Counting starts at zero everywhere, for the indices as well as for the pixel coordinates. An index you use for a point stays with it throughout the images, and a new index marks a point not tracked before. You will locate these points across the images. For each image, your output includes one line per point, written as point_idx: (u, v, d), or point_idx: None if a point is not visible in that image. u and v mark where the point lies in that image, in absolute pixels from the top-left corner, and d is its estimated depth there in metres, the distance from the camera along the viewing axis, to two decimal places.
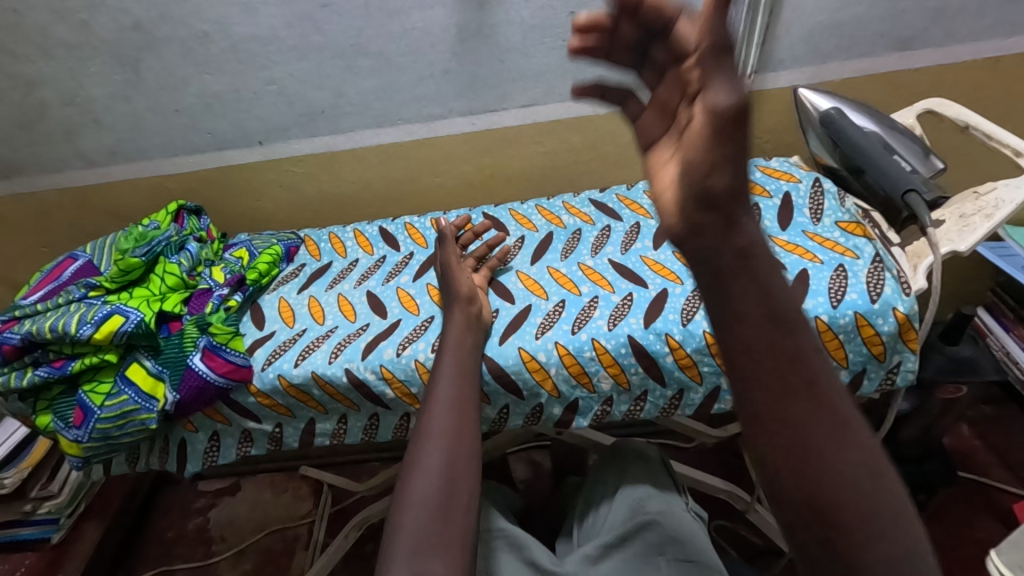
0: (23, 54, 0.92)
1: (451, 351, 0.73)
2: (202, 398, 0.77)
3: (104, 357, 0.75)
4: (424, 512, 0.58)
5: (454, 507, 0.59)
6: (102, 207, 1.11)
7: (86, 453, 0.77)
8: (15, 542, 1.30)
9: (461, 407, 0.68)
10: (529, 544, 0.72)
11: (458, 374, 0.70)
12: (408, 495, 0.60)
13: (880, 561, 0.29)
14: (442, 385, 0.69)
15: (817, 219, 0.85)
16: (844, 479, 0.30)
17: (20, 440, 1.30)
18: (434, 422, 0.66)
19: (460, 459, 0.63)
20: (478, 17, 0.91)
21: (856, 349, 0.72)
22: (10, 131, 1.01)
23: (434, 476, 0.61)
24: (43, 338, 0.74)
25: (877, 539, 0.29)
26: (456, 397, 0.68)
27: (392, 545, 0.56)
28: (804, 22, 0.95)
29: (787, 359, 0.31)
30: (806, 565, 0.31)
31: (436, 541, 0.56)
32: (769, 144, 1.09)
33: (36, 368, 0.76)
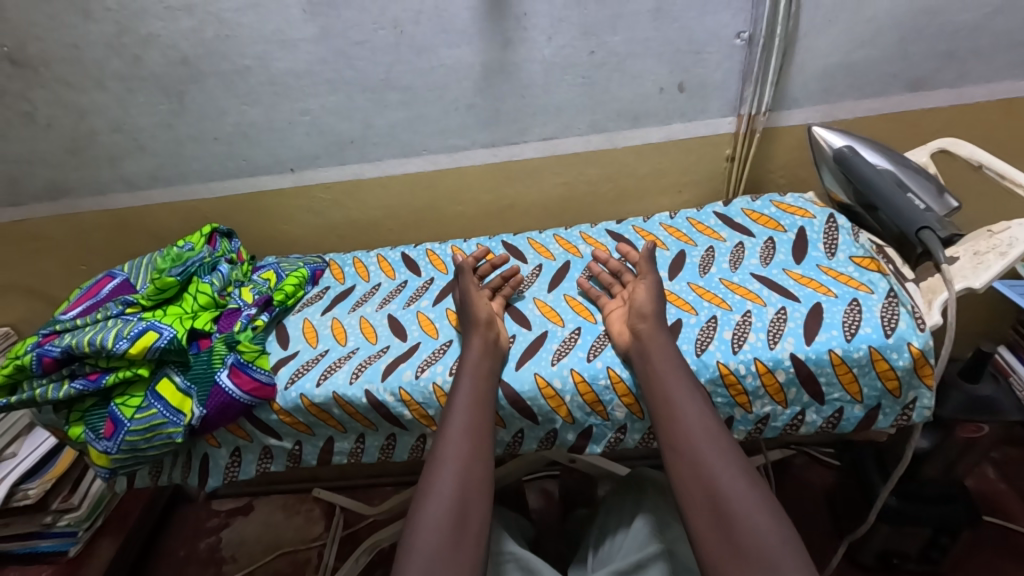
0: (79, 86, 0.99)
1: (468, 375, 0.74)
2: (227, 411, 0.79)
3: (136, 371, 0.79)
4: (437, 535, 0.60)
5: (465, 530, 0.61)
6: (140, 228, 1.17)
7: (113, 464, 0.79)
8: (35, 553, 1.33)
9: (476, 432, 0.70)
10: (540, 569, 0.72)
11: (474, 401, 0.72)
12: (420, 517, 0.61)
13: (745, 518, 0.57)
14: (457, 410, 0.71)
15: (831, 253, 0.86)
16: (714, 463, 0.62)
17: (45, 453, 1.33)
18: (449, 446, 0.68)
19: (473, 485, 0.65)
20: (502, 56, 0.95)
21: (871, 383, 0.73)
22: (60, 156, 1.08)
23: (448, 499, 0.63)
24: (83, 352, 0.77)
25: (740, 503, 0.58)
26: (471, 422, 0.70)
27: (404, 564, 0.58)
28: (818, 63, 0.97)
29: (669, 405, 0.68)
30: (702, 515, 0.60)
31: (447, 564, 0.58)
32: (783, 179, 1.11)
33: (71, 380, 0.79)
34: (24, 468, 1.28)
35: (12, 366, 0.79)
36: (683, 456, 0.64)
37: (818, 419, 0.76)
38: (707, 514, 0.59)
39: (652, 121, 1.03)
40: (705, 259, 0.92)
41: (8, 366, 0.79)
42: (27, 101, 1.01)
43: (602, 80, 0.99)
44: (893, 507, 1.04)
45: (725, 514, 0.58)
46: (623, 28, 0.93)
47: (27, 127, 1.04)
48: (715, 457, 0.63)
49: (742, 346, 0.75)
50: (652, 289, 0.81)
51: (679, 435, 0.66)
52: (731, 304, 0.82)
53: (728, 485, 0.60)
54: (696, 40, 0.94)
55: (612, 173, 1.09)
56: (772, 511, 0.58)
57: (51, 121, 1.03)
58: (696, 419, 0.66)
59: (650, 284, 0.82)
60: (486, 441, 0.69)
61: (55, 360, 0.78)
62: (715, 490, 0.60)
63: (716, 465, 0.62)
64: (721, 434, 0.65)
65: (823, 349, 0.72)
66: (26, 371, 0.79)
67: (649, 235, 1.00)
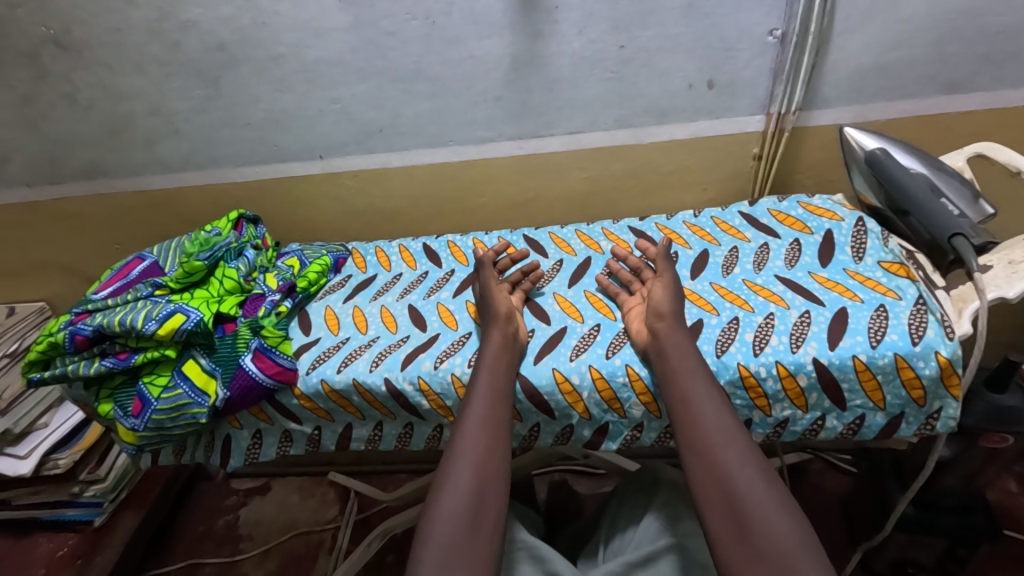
0: (119, 69, 1.01)
1: (487, 369, 0.75)
2: (250, 394, 0.81)
3: (164, 351, 0.81)
4: (454, 527, 0.60)
5: (481, 523, 0.61)
6: (172, 210, 1.20)
7: (139, 441, 0.82)
8: (62, 521, 1.38)
9: (493, 426, 0.70)
10: (551, 557, 0.73)
11: (492, 394, 0.72)
12: (437, 510, 0.62)
13: (760, 518, 0.57)
14: (476, 403, 0.71)
15: (858, 257, 0.85)
16: (730, 462, 0.62)
17: (76, 424, 1.35)
18: (466, 439, 0.68)
19: (489, 478, 0.65)
20: (532, 48, 0.95)
21: (895, 392, 0.71)
22: (99, 137, 1.10)
23: (465, 492, 0.63)
24: (113, 332, 0.79)
25: (754, 503, 0.58)
26: (488, 416, 0.70)
27: (420, 554, 0.59)
28: (851, 63, 0.95)
29: (686, 405, 0.68)
30: (717, 513, 0.60)
31: (463, 556, 0.58)
32: (811, 180, 1.09)
33: (101, 359, 0.81)
34: (55, 438, 1.31)
35: (46, 343, 0.81)
36: (700, 457, 0.64)
37: (839, 425, 0.75)
38: (724, 516, 0.59)
39: (679, 117, 1.02)
40: (729, 260, 0.91)
41: (41, 344, 0.82)
42: (69, 82, 1.03)
43: (631, 75, 0.97)
44: (910, 516, 1.03)
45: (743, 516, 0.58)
46: (654, 23, 0.92)
47: (69, 108, 1.06)
48: (731, 457, 0.62)
49: (763, 349, 0.74)
50: (671, 287, 0.81)
51: (695, 435, 0.66)
52: (754, 306, 0.81)
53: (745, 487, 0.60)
54: (726, 37, 0.93)
55: (637, 168, 1.08)
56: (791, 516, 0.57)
57: (91, 103, 1.05)
58: (712, 419, 0.66)
59: (668, 282, 0.82)
60: (503, 435, 0.70)
61: (87, 339, 0.80)
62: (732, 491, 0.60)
63: (732, 465, 0.62)
64: (737, 433, 0.65)
65: (846, 355, 0.71)
66: (59, 349, 0.82)
67: (672, 233, 0.99)
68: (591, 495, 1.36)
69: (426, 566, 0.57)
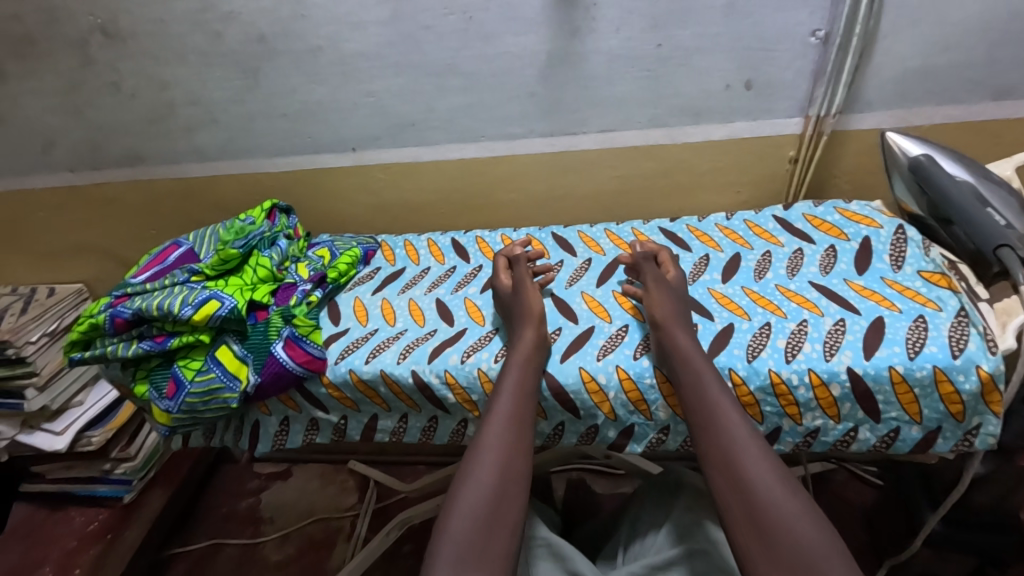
0: (162, 58, 1.03)
1: (517, 367, 0.75)
2: (280, 380, 0.82)
3: (200, 337, 0.83)
4: (474, 523, 0.61)
5: (501, 519, 0.62)
6: (207, 198, 1.22)
7: (173, 423, 0.84)
8: (93, 497, 1.42)
9: (518, 424, 0.70)
10: (572, 557, 0.73)
11: (519, 394, 0.72)
12: (456, 505, 0.62)
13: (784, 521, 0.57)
14: (502, 402, 0.71)
15: (897, 265, 0.83)
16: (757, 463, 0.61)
17: (109, 404, 1.40)
18: (490, 438, 0.68)
19: (510, 479, 0.65)
20: (569, 44, 0.94)
21: (932, 405, 0.70)
22: (139, 125, 1.13)
23: (484, 491, 0.63)
24: (151, 316, 0.81)
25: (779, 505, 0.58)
26: (514, 415, 0.70)
27: (438, 548, 0.60)
28: (896, 66, 0.92)
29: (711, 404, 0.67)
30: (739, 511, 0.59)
31: (479, 554, 0.59)
32: (848, 185, 1.07)
33: (139, 341, 0.83)
34: (92, 415, 1.36)
35: (87, 324, 0.84)
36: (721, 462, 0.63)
37: (872, 437, 0.73)
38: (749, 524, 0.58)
39: (715, 118, 1.00)
40: (761, 264, 0.89)
41: (82, 324, 0.84)
42: (114, 70, 1.06)
43: (667, 74, 0.96)
44: (939, 533, 1.01)
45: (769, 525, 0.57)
46: (693, 22, 0.91)
47: (113, 96, 1.09)
48: (752, 463, 0.61)
49: (796, 356, 0.73)
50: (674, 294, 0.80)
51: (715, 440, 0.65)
52: (787, 311, 0.80)
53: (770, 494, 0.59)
54: (767, 37, 0.91)
55: (669, 169, 1.07)
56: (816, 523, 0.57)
57: (134, 91, 1.08)
58: (731, 424, 0.65)
59: (670, 289, 0.81)
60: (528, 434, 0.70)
61: (126, 322, 0.83)
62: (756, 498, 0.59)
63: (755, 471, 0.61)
64: (754, 439, 0.64)
65: (883, 366, 0.70)
66: (99, 330, 0.84)
67: (704, 236, 0.97)
68: (609, 495, 1.36)
69: (444, 560, 0.58)
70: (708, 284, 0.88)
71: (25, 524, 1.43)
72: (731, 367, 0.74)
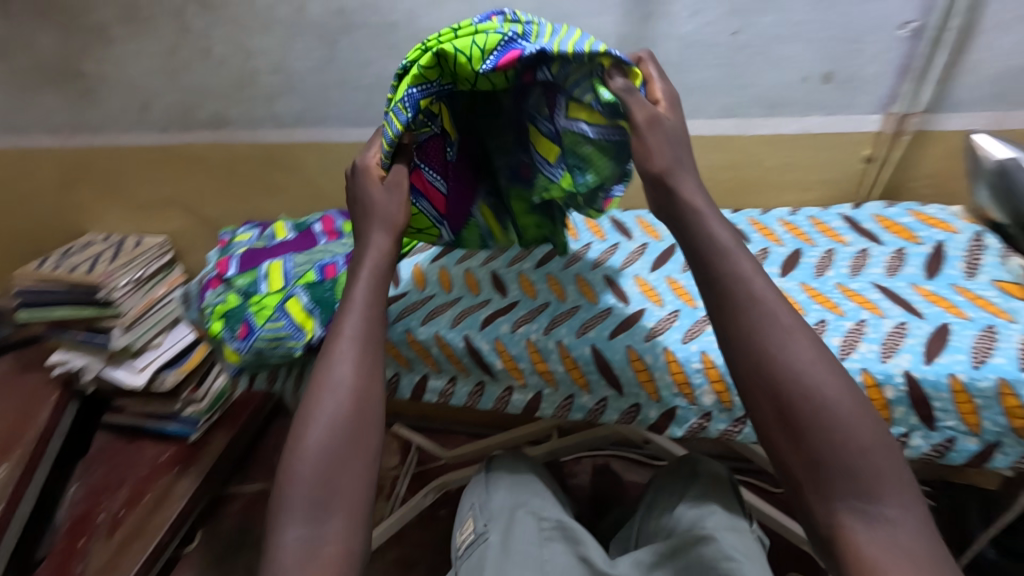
0: (251, 29, 1.10)
1: (363, 284, 0.66)
2: (465, 193, 0.75)
3: (492, 232, 0.80)
4: (326, 456, 0.57)
5: (363, 423, 0.59)
6: (281, 162, 1.28)
7: (241, 363, 0.90)
8: (162, 434, 1.57)
9: (366, 317, 0.64)
10: (583, 541, 0.71)
11: (367, 312, 0.64)
12: (310, 425, 0.58)
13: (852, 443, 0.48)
14: (347, 320, 0.64)
15: (971, 273, 0.80)
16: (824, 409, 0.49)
17: (183, 347, 1.52)
18: (334, 369, 0.61)
19: (364, 406, 0.60)
20: (641, 29, 0.94)
21: (993, 418, 0.67)
22: (226, 90, 1.20)
23: (335, 426, 0.58)
24: (562, 52, 0.59)
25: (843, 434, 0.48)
26: (363, 334, 0.63)
27: (288, 486, 0.56)
28: (995, 65, 0.89)
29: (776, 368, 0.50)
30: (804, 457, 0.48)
31: (336, 488, 0.56)
32: (927, 189, 1.03)
33: (417, 167, 0.73)
34: (167, 357, 1.48)
35: (451, 53, 0.60)
36: (791, 438, 0.49)
37: (924, 445, 0.70)
38: (825, 494, 0.48)
39: (789, 111, 0.99)
40: (823, 261, 0.88)
41: (420, 60, 0.63)
42: (207, 38, 1.13)
43: (742, 62, 0.95)
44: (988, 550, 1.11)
45: (875, 513, 0.46)
46: (774, 10, 0.89)
47: (204, 62, 1.17)
48: (817, 401, 0.49)
49: (851, 354, 0.72)
50: (666, 124, 0.62)
51: (767, 391, 0.50)
52: (845, 311, 0.78)
53: (818, 416, 0.48)
54: (855, 27, 0.89)
55: (736, 161, 1.05)
56: (871, 431, 0.48)
57: (223, 59, 1.15)
58: (797, 367, 0.50)
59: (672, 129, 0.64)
60: (378, 395, 0.61)
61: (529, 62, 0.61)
62: (850, 475, 0.47)
63: (814, 412, 0.49)
64: (854, 397, 0.49)
65: (944, 371, 0.68)
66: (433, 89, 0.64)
67: (766, 230, 0.96)
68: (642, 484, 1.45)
69: (295, 496, 0.55)
70: None
71: (104, 450, 1.58)
72: None
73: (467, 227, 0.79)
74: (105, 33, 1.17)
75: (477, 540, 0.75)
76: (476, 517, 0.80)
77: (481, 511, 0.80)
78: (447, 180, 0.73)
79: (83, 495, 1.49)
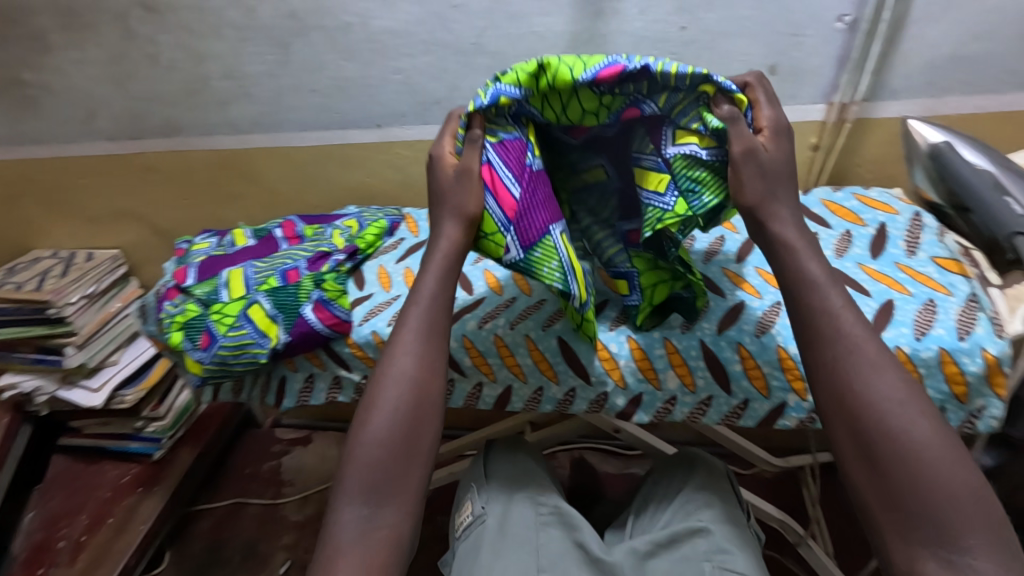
0: (199, 33, 1.08)
1: (431, 278, 0.68)
2: (541, 205, 0.67)
3: (572, 265, 0.67)
4: (388, 444, 0.61)
5: (421, 418, 0.62)
6: (237, 168, 1.26)
7: (204, 374, 0.89)
8: (124, 453, 1.51)
9: (428, 317, 0.67)
10: (580, 526, 0.73)
11: (430, 310, 0.67)
12: (374, 413, 0.62)
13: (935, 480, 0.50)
14: (410, 315, 0.67)
15: (911, 251, 0.84)
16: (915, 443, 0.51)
17: (142, 363, 1.47)
18: (395, 363, 0.64)
19: (422, 403, 0.63)
20: (593, 27, 0.96)
21: (936, 385, 0.71)
22: (177, 97, 1.17)
23: (397, 416, 0.62)
24: (663, 71, 0.60)
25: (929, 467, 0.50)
26: (425, 330, 0.66)
27: (352, 468, 0.61)
28: (925, 54, 0.94)
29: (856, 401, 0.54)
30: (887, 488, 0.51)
31: (397, 472, 0.60)
32: (870, 173, 1.07)
33: (488, 160, 0.68)
34: (124, 374, 1.43)
35: (555, 63, 0.61)
36: (873, 473, 0.52)
37: None
38: (905, 534, 0.50)
39: None
40: None
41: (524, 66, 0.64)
42: (153, 43, 1.10)
43: (691, 57, 0.98)
44: None
45: (960, 563, 0.47)
46: (719, 6, 0.92)
47: (151, 68, 1.14)
48: (907, 439, 0.51)
49: None
50: (762, 157, 0.62)
51: (852, 425, 0.54)
52: None
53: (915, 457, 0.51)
54: (796, 21, 0.93)
55: None
56: (964, 475, 0.50)
57: (172, 64, 1.13)
58: (882, 406, 0.53)
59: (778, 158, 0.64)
60: (436, 389, 0.64)
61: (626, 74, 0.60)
62: (933, 516, 0.49)
63: (907, 450, 0.51)
64: (945, 442, 0.51)
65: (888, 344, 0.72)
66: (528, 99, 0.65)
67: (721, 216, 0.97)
68: (618, 474, 1.47)
69: (357, 479, 0.60)
70: (721, 263, 0.86)
71: (63, 474, 1.52)
72: (739, 342, 0.77)
73: (540, 246, 0.66)
74: (44, 40, 1.12)
75: (476, 521, 0.77)
76: (473, 498, 0.81)
77: (479, 493, 0.81)
78: (523, 184, 0.66)
79: (41, 522, 1.42)
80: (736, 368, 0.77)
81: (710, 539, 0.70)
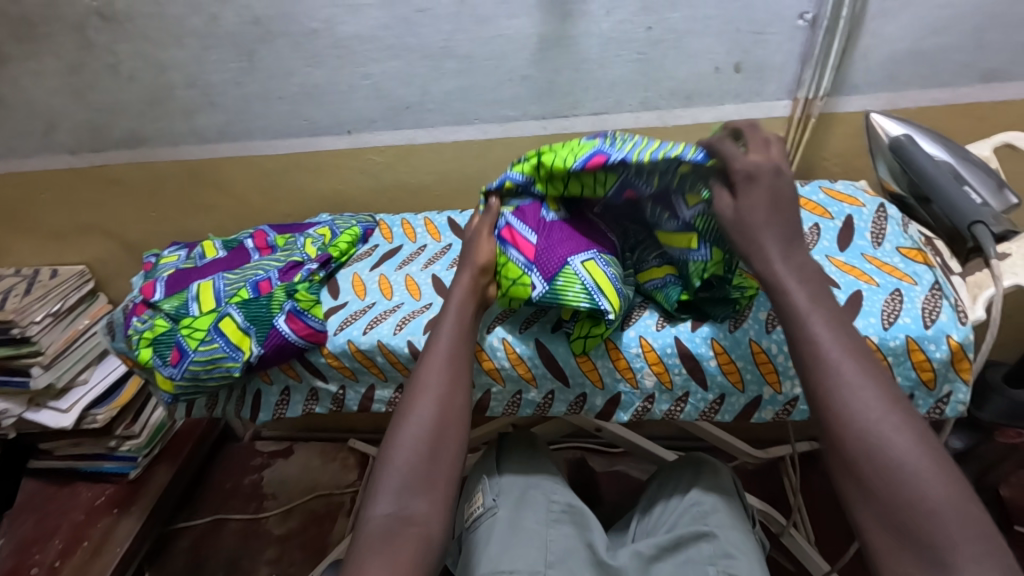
0: (160, 42, 1.05)
1: (449, 321, 0.71)
2: (557, 246, 0.73)
3: (599, 285, 0.70)
4: (416, 451, 0.60)
5: (446, 432, 0.62)
6: (206, 178, 1.23)
7: (176, 390, 0.86)
8: (99, 473, 1.48)
9: (456, 337, 0.69)
10: (591, 526, 0.73)
11: (458, 332, 0.70)
12: (405, 420, 0.62)
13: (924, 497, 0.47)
14: (441, 335, 0.69)
15: (877, 243, 0.86)
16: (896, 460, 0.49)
17: (112, 381, 1.43)
18: (428, 374, 0.66)
19: (450, 415, 0.63)
20: (560, 28, 0.96)
21: (905, 372, 0.73)
22: (139, 107, 1.15)
23: (426, 425, 0.62)
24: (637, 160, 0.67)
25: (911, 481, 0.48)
26: (451, 351, 0.68)
27: (381, 476, 0.60)
28: (884, 49, 0.96)
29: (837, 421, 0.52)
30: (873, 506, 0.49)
31: (425, 480, 0.59)
32: (837, 167, 1.09)
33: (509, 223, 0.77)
34: (94, 394, 1.39)
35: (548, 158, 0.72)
36: (860, 493, 0.50)
37: None
38: (900, 552, 0.47)
39: (705, 101, 1.04)
40: None
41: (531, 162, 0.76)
42: (112, 53, 1.08)
43: (658, 57, 0.99)
44: None
45: None
46: (684, 6, 0.93)
47: (112, 78, 1.11)
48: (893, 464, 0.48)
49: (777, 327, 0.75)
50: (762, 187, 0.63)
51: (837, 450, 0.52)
52: None
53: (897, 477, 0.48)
54: (759, 19, 0.94)
55: None
56: (949, 489, 0.47)
57: (133, 74, 1.10)
58: (862, 425, 0.51)
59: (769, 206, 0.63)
60: (464, 403, 0.65)
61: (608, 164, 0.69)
62: (924, 538, 0.46)
63: (891, 473, 0.48)
64: (926, 453, 0.49)
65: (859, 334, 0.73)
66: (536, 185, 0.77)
67: None
68: (603, 471, 1.48)
69: (386, 485, 0.59)
70: None
71: (35, 498, 1.48)
72: (713, 337, 0.76)
73: (562, 275, 0.71)
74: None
75: (486, 513, 0.77)
76: (485, 490, 0.81)
77: (491, 485, 0.81)
78: (539, 233, 0.75)
79: (12, 549, 1.37)
80: (711, 363, 0.77)
81: (714, 543, 0.68)
